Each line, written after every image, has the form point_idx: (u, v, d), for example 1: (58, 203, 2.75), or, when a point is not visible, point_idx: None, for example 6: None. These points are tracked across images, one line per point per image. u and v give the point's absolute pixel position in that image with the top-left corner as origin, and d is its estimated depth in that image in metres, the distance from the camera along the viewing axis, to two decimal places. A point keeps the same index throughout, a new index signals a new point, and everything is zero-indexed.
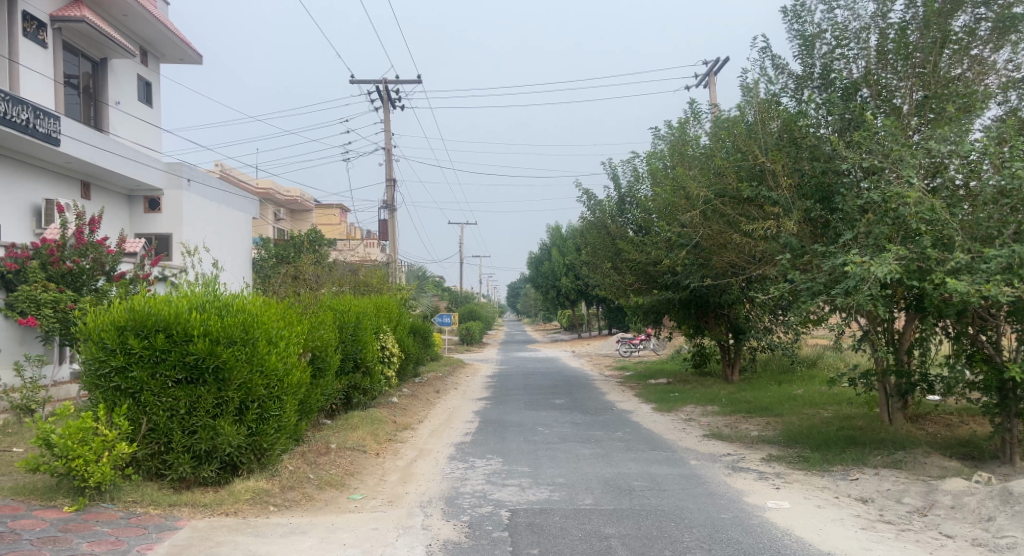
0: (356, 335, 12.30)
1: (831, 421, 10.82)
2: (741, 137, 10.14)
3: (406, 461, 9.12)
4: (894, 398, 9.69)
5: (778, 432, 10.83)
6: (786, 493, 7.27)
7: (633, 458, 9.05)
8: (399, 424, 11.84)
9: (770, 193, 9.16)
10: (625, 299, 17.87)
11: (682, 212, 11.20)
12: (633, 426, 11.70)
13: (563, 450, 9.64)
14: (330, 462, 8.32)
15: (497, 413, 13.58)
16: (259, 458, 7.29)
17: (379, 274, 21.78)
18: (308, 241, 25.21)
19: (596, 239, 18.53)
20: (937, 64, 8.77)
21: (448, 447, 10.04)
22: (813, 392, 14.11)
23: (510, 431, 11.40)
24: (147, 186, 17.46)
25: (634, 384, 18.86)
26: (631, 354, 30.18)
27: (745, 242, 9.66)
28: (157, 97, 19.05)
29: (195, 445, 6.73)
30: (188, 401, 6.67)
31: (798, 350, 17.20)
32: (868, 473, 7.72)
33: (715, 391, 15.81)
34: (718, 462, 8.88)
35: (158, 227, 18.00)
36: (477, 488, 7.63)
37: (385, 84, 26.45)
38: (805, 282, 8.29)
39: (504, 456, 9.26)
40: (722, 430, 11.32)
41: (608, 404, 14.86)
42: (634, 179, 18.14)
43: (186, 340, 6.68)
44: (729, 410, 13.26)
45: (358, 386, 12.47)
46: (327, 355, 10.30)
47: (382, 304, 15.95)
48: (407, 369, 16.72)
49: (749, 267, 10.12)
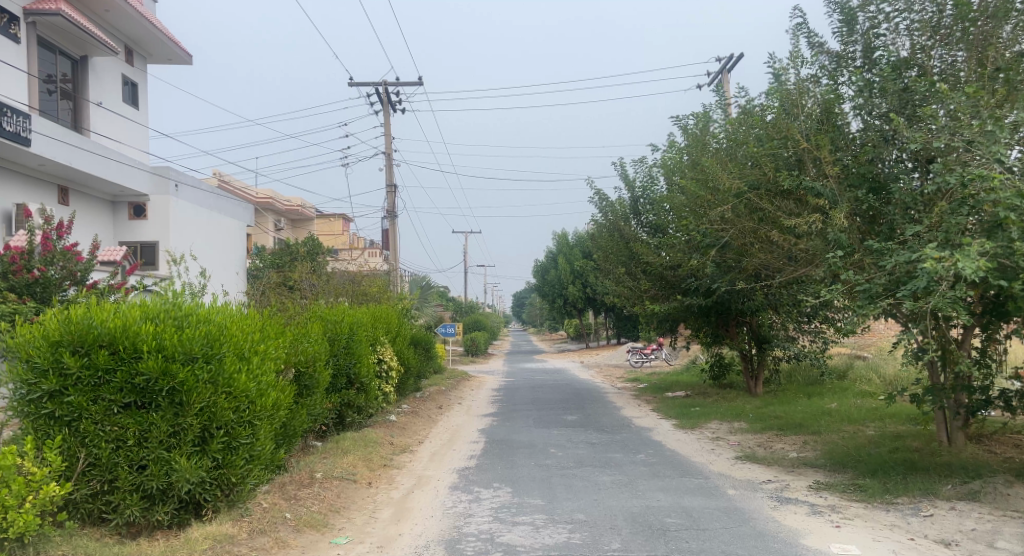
0: (349, 348, 11.25)
1: (879, 440, 9.71)
2: (776, 122, 9.04)
3: (403, 493, 8.01)
4: (956, 416, 8.60)
5: (820, 453, 9.71)
6: (850, 534, 6.14)
7: (661, 487, 7.91)
8: (398, 447, 10.75)
9: (814, 183, 8.07)
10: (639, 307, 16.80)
11: (707, 209, 10.14)
12: (656, 446, 10.60)
13: (581, 478, 8.53)
14: (314, 495, 7.25)
15: (505, 432, 12.48)
16: (226, 495, 6.22)
17: (380, 283, 20.76)
18: (306, 250, 24.20)
19: (607, 243, 17.44)
20: (1000, 35, 7.67)
21: (451, 473, 8.96)
22: (849, 407, 13.00)
23: (520, 453, 10.31)
24: (131, 190, 16.47)
25: (650, 398, 17.73)
26: (642, 365, 29.08)
27: (784, 240, 8.56)
28: (143, 98, 18.08)
29: (146, 483, 5.64)
30: (137, 430, 5.58)
31: (827, 360, 16.13)
32: (943, 509, 6.66)
33: (739, 405, 14.68)
34: (760, 492, 7.75)
35: (144, 234, 16.99)
36: (482, 528, 6.52)
37: (385, 87, 25.54)
38: (861, 284, 7.18)
39: (515, 485, 8.16)
40: (755, 451, 10.18)
41: (624, 420, 13.75)
42: (649, 180, 17.06)
43: (135, 357, 5.60)
44: (758, 427, 12.14)
45: (352, 404, 11.38)
46: (315, 372, 9.26)
47: (379, 314, 14.88)
48: (407, 383, 15.63)
49: (785, 268, 9.03)
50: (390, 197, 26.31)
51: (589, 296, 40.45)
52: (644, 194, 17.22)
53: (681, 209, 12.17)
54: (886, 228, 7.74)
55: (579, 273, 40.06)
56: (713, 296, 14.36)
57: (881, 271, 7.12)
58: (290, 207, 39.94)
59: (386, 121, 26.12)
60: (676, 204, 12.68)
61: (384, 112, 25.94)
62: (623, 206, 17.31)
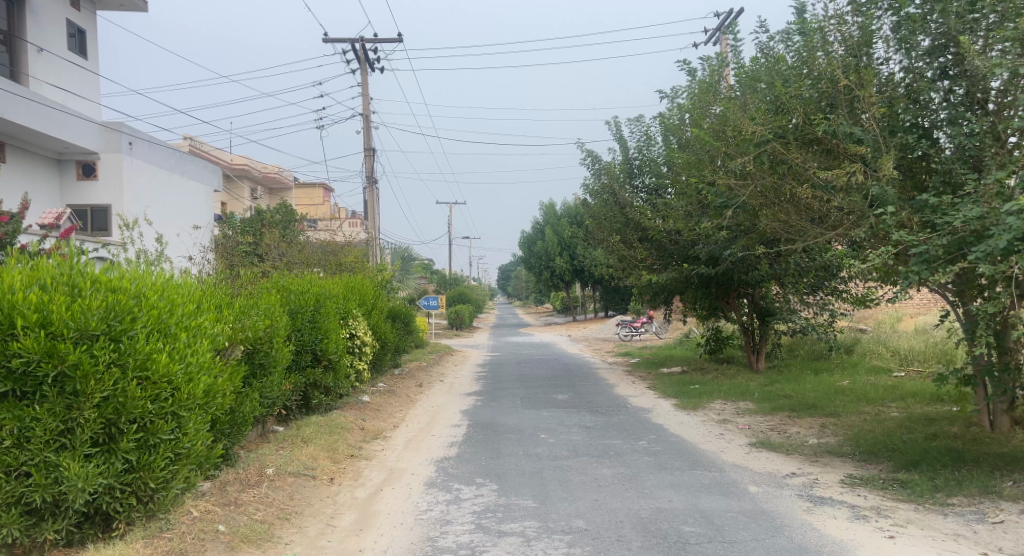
0: (314, 322, 10.08)
1: (910, 424, 8.61)
2: (804, 60, 7.78)
3: (370, 492, 6.79)
4: (1002, 399, 7.54)
5: (844, 439, 8.61)
6: (910, 549, 5.03)
7: (672, 485, 6.78)
8: (369, 432, 9.57)
9: (855, 130, 6.87)
10: (635, 277, 15.66)
11: (723, 162, 8.94)
12: (658, 431, 9.49)
13: (578, 471, 7.39)
14: (259, 497, 6.06)
15: (490, 414, 11.34)
16: (143, 504, 5.07)
17: (357, 252, 19.47)
18: (280, 217, 22.80)
19: (600, 209, 16.23)
20: None
21: (427, 466, 7.79)
22: (863, 385, 11.98)
23: (506, 439, 9.17)
24: (78, 147, 15.19)
25: (645, 374, 16.65)
26: (631, 338, 28.11)
27: (813, 196, 7.41)
28: (91, 47, 16.96)
29: (29, 494, 4.48)
30: (16, 428, 4.43)
31: (836, 334, 15.12)
32: (1013, 513, 5.58)
33: (743, 383, 13.61)
34: (787, 489, 6.64)
35: (95, 196, 15.72)
36: (461, 541, 5.34)
37: (362, 44, 24.07)
38: (916, 244, 6.02)
39: (502, 481, 7.00)
40: (770, 437, 9.07)
41: (619, 400, 12.65)
42: (647, 139, 15.84)
43: (13, 335, 4.44)
44: (767, 407, 11.05)
45: (318, 384, 10.19)
46: (272, 350, 8.15)
47: (351, 284, 13.65)
48: (384, 359, 14.44)
49: (810, 231, 7.87)
50: (368, 161, 24.94)
51: (577, 268, 39.55)
52: (641, 156, 15.99)
53: (690, 167, 10.97)
54: (938, 181, 6.69)
55: (567, 244, 39.24)
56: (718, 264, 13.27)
57: (939, 230, 5.99)
58: (268, 175, 38.27)
59: (363, 81, 24.73)
60: (683, 163, 11.50)
61: (361, 71, 24.55)
62: (618, 166, 16.03)
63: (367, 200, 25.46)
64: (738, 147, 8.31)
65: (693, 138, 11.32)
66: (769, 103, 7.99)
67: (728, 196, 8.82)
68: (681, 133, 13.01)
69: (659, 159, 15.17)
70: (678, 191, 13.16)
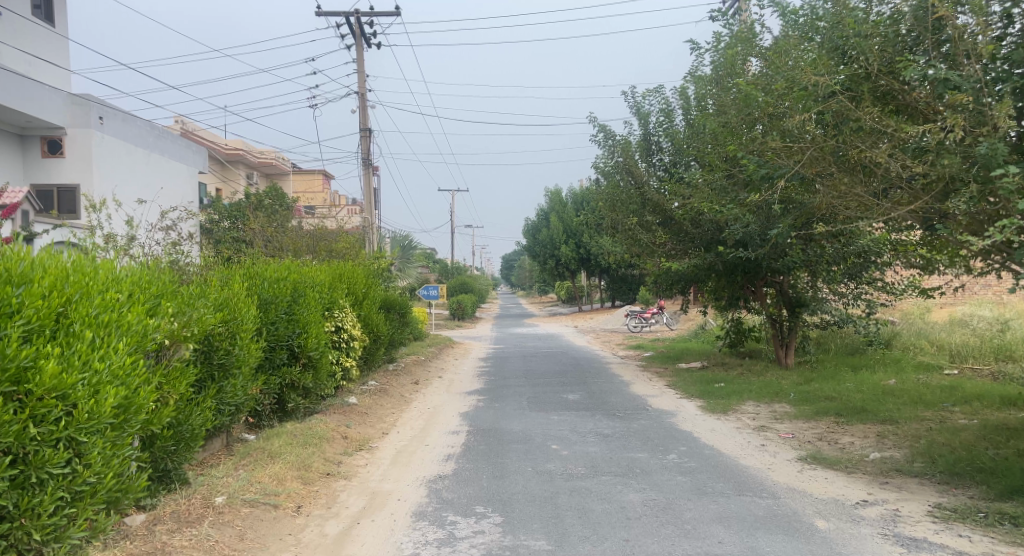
0: (290, 314, 8.81)
1: (990, 436, 7.25)
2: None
3: (344, 526, 5.46)
4: None
5: (914, 454, 7.25)
6: None
7: (718, 518, 5.47)
8: (353, 441, 8.28)
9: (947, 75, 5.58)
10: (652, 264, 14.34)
11: (773, 125, 7.64)
12: (689, 441, 8.17)
13: (599, 497, 6.07)
14: (196, 540, 4.77)
15: (493, 418, 10.06)
16: None
17: (352, 239, 18.21)
18: (271, 201, 21.49)
19: (613, 190, 14.91)
20: None
21: (418, 487, 6.49)
22: (912, 385, 10.65)
23: (512, 451, 7.87)
24: (42, 121, 13.93)
25: (661, 370, 15.34)
26: (641, 330, 26.85)
27: (893, 161, 6.10)
28: (59, 14, 15.91)
29: None
30: None
31: (877, 327, 13.81)
32: None
33: (774, 381, 12.28)
34: (864, 524, 5.32)
35: (63, 176, 14.44)
36: None
37: (357, 17, 22.75)
38: None
39: (507, 513, 5.69)
40: (821, 449, 7.71)
41: (637, 401, 11.34)
42: (667, 113, 14.48)
43: None
44: (809, 411, 9.70)
45: (296, 384, 8.90)
46: (232, 349, 6.90)
47: (338, 272, 12.35)
48: (378, 354, 13.17)
49: (880, 206, 6.50)
50: (365, 142, 23.61)
51: (583, 257, 38.29)
52: (660, 130, 14.64)
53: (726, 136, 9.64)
54: None
55: (573, 232, 38.00)
56: (749, 248, 11.97)
57: None
58: (265, 160, 36.89)
59: (359, 57, 23.37)
60: (716, 131, 10.16)
61: (356, 46, 23.21)
62: (635, 142, 14.65)
63: (362, 184, 24.12)
64: (791, 105, 7.02)
65: (729, 104, 9.98)
66: (832, 50, 6.66)
67: (775, 165, 7.48)
68: (709, 101, 11.66)
69: (681, 133, 13.82)
70: (705, 168, 11.83)
